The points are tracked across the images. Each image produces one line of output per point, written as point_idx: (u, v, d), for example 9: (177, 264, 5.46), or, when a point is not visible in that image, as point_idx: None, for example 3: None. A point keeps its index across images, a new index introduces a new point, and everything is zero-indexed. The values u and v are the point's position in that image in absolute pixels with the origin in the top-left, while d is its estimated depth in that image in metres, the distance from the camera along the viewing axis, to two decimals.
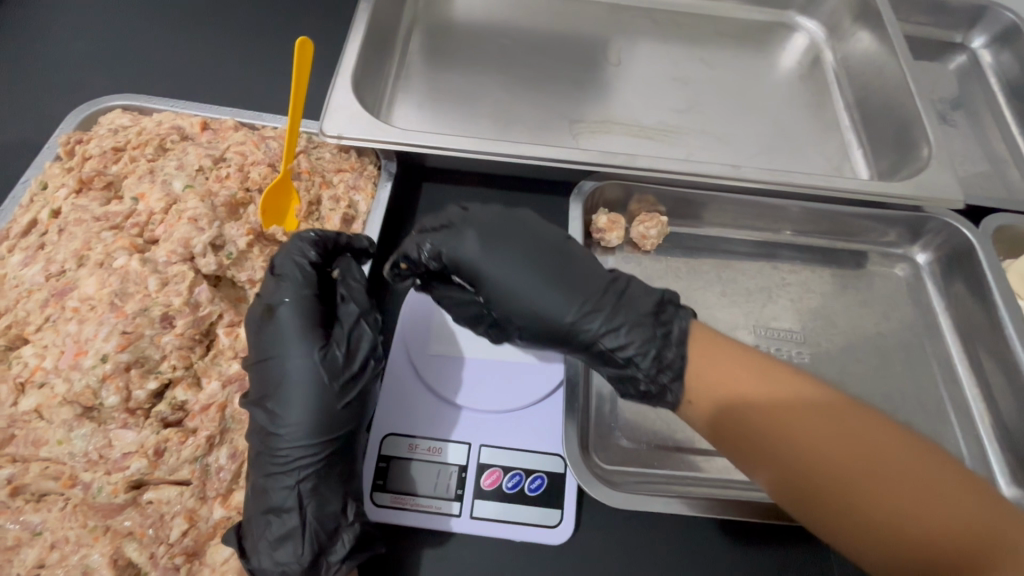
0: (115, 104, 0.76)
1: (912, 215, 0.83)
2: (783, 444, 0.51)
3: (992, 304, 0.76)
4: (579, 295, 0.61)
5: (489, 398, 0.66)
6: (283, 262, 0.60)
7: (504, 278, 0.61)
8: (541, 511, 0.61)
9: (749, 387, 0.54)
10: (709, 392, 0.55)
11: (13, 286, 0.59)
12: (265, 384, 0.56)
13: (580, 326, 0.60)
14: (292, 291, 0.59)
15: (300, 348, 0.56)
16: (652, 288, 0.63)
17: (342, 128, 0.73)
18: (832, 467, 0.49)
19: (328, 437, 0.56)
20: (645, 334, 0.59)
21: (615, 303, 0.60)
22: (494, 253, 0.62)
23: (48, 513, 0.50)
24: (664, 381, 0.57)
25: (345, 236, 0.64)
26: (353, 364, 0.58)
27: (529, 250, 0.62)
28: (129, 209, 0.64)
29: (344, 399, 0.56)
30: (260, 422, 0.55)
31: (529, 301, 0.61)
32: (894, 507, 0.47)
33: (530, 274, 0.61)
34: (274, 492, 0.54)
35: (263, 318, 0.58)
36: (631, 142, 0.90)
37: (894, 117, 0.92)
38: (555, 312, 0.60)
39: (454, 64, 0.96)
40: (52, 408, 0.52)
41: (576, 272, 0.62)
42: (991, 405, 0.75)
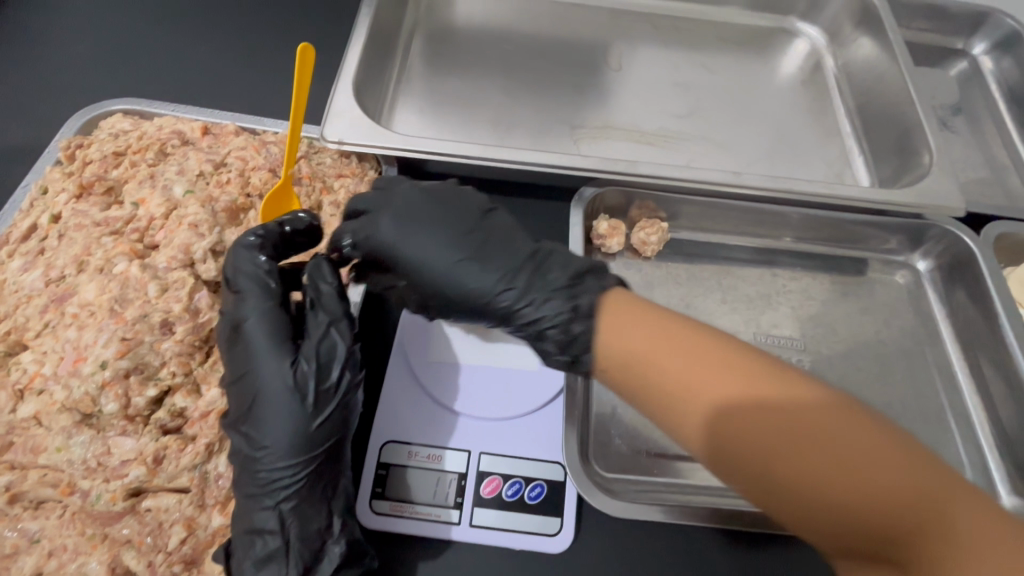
0: (116, 108, 0.76)
1: (913, 223, 0.82)
2: (741, 434, 0.46)
3: (993, 312, 0.76)
4: (493, 269, 0.60)
5: (489, 406, 0.66)
6: (237, 276, 0.56)
7: (420, 254, 0.60)
8: (541, 519, 0.61)
9: (697, 381, 0.48)
10: (643, 382, 0.51)
11: (13, 292, 0.59)
12: (237, 405, 0.54)
13: (495, 300, 0.60)
14: (254, 307, 0.56)
15: (268, 365, 0.54)
16: (571, 259, 0.61)
17: (342, 133, 0.72)
18: (802, 469, 0.44)
19: (305, 456, 0.54)
20: (558, 305, 0.58)
21: (528, 275, 0.60)
22: (409, 230, 0.61)
23: (46, 520, 0.50)
24: (578, 351, 0.56)
25: (283, 222, 0.60)
26: (325, 378, 0.55)
27: (444, 225, 0.61)
28: (129, 214, 0.64)
29: (320, 416, 0.54)
30: (236, 442, 0.54)
31: (445, 276, 0.60)
32: (873, 506, 0.42)
33: (444, 249, 0.60)
34: (253, 515, 0.53)
35: (231, 336, 0.56)
36: (631, 148, 0.90)
37: (895, 124, 0.92)
38: (471, 287, 0.60)
39: (455, 69, 0.96)
40: (52, 414, 0.52)
41: (491, 246, 0.62)
42: (992, 414, 0.75)
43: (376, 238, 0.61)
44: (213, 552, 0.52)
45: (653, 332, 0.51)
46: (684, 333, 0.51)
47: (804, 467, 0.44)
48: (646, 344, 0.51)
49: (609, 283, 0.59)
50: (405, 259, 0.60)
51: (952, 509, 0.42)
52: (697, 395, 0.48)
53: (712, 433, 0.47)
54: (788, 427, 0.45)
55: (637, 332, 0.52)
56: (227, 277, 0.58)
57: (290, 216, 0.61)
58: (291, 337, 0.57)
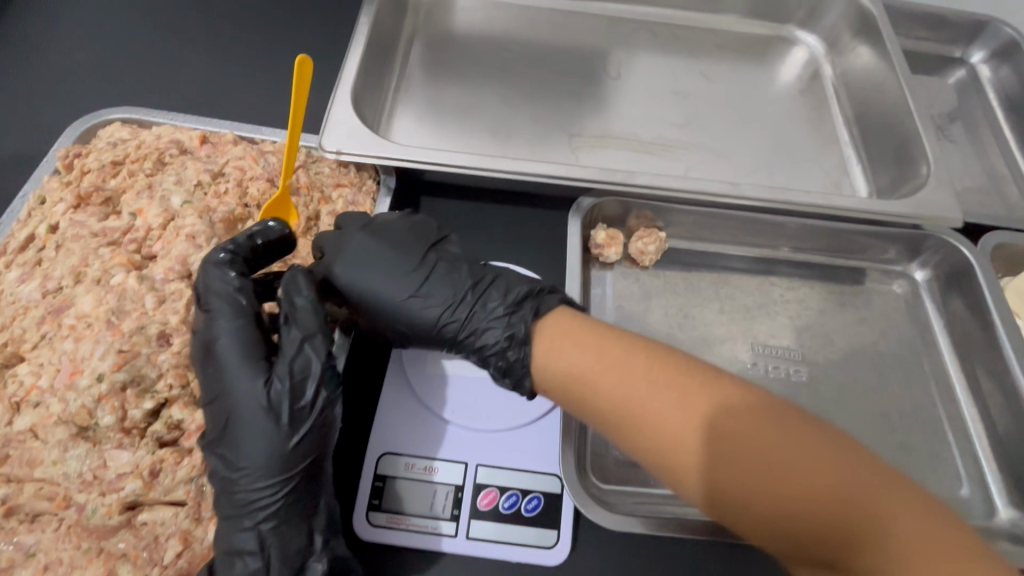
0: (115, 117, 0.76)
1: (911, 233, 0.83)
2: (692, 449, 0.51)
3: (991, 324, 0.76)
4: (441, 299, 0.65)
5: (486, 417, 0.66)
6: (208, 296, 0.56)
7: (372, 285, 0.64)
8: (538, 531, 0.61)
9: (645, 402, 0.54)
10: (592, 404, 0.57)
11: (10, 303, 0.59)
12: (213, 427, 0.54)
13: (444, 328, 0.64)
14: (226, 326, 0.55)
15: (241, 385, 0.54)
16: (511, 284, 0.66)
17: (341, 143, 0.72)
18: (748, 478, 0.49)
19: (283, 476, 0.54)
20: (500, 331, 0.63)
21: (472, 304, 0.65)
22: (359, 263, 0.64)
23: (42, 534, 0.50)
24: (517, 374, 0.61)
25: (253, 233, 0.60)
26: (299, 397, 0.54)
27: (394, 257, 0.65)
28: (127, 225, 0.64)
29: (296, 436, 0.54)
30: (213, 463, 0.53)
31: (396, 306, 0.64)
32: (814, 507, 0.47)
33: (396, 280, 0.65)
34: (232, 536, 0.52)
35: (203, 356, 0.55)
36: (629, 157, 0.90)
37: (894, 133, 0.92)
38: (420, 317, 0.64)
39: (453, 77, 0.96)
40: (48, 427, 0.52)
41: (438, 277, 0.66)
42: (989, 426, 0.75)
43: (332, 272, 0.64)
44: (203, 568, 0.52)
45: (589, 358, 0.57)
46: (628, 356, 0.57)
47: (750, 476, 0.49)
48: (584, 369, 0.57)
49: (547, 306, 0.63)
50: (359, 290, 0.64)
51: (884, 505, 0.46)
52: (647, 415, 0.53)
53: (666, 451, 0.52)
54: (732, 440, 0.50)
55: (575, 358, 0.58)
56: (198, 296, 0.57)
57: (260, 226, 0.60)
58: (265, 354, 0.56)
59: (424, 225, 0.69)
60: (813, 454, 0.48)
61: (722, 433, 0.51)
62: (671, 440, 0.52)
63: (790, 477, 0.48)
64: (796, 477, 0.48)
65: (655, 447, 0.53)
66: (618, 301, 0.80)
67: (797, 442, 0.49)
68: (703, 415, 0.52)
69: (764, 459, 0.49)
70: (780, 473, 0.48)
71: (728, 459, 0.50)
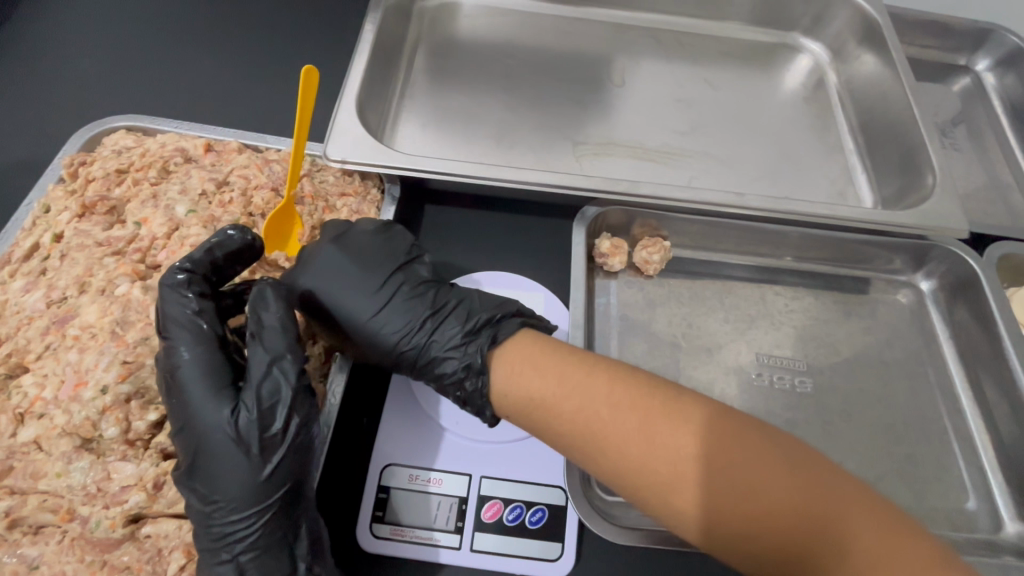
0: (120, 124, 0.76)
1: (916, 244, 0.82)
2: (655, 470, 0.51)
3: (996, 335, 0.76)
4: (400, 324, 0.65)
5: (490, 429, 0.66)
6: (167, 323, 0.54)
7: (336, 305, 0.65)
8: (543, 544, 0.61)
9: (616, 429, 0.53)
10: (557, 430, 0.57)
11: (15, 313, 0.59)
12: (181, 459, 0.53)
13: (403, 352, 0.64)
14: (189, 354, 0.54)
15: (208, 417, 0.53)
16: (471, 311, 0.66)
17: (346, 152, 0.72)
18: (726, 504, 0.49)
19: (259, 507, 0.53)
20: (459, 357, 0.63)
21: (434, 327, 0.65)
22: (325, 281, 0.65)
23: (45, 546, 0.50)
24: (478, 401, 0.61)
25: (211, 247, 0.57)
26: (268, 425, 0.54)
27: (358, 279, 0.66)
28: (131, 234, 0.64)
29: (269, 465, 0.53)
30: (185, 496, 0.52)
31: (358, 327, 0.64)
32: (791, 523, 0.47)
33: (359, 301, 0.65)
34: (210, 568, 0.52)
35: (169, 386, 0.53)
36: (633, 165, 0.90)
37: (899, 142, 0.91)
38: (381, 340, 0.64)
39: (457, 84, 0.96)
40: (52, 439, 0.52)
41: (401, 301, 0.67)
42: (996, 437, 0.75)
43: (297, 287, 0.64)
44: None
45: (550, 382, 0.57)
46: (592, 379, 0.57)
47: (728, 503, 0.49)
48: (546, 393, 0.57)
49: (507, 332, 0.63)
50: (324, 309, 0.64)
51: (854, 514, 0.47)
52: (617, 442, 0.53)
53: (632, 472, 0.52)
54: (703, 464, 0.50)
55: (536, 381, 0.58)
56: (158, 323, 0.55)
57: (220, 237, 0.58)
58: (230, 381, 0.55)
59: (396, 243, 0.69)
60: (784, 469, 0.49)
61: (693, 458, 0.51)
62: (644, 468, 0.51)
63: (766, 498, 0.48)
64: (769, 496, 0.48)
65: (632, 478, 0.52)
66: (622, 309, 0.80)
67: (768, 458, 0.50)
68: (675, 442, 0.51)
69: (740, 481, 0.49)
70: (753, 493, 0.48)
71: (702, 485, 0.50)
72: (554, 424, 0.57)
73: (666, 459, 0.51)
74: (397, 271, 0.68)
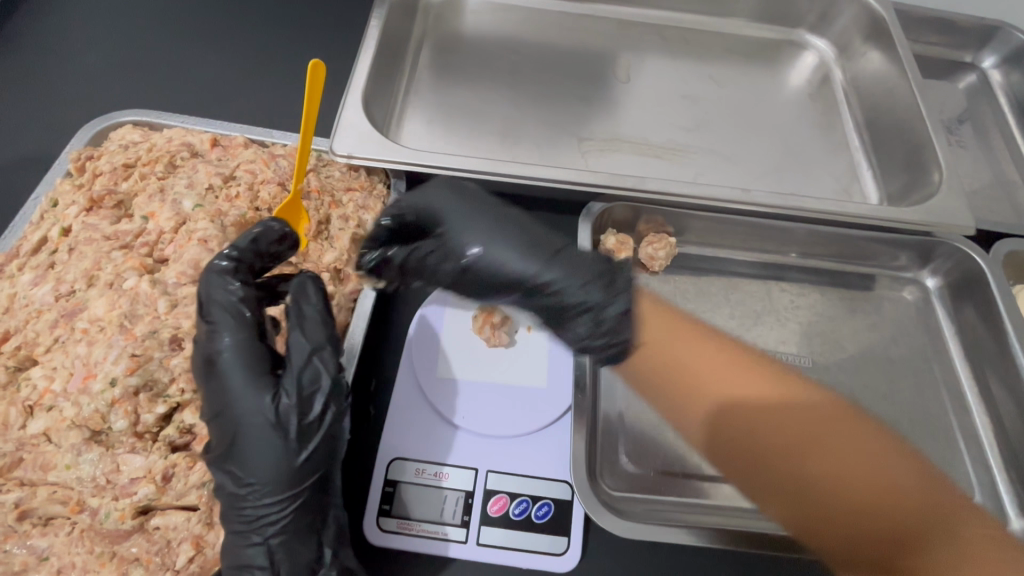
0: (126, 119, 0.76)
1: (922, 240, 0.82)
2: (741, 432, 0.59)
3: (1002, 333, 0.75)
4: (527, 249, 0.64)
5: (496, 423, 0.66)
6: (209, 306, 0.55)
7: (459, 220, 0.66)
8: (548, 538, 0.61)
9: (722, 386, 0.60)
10: (677, 384, 0.61)
11: (23, 306, 0.59)
12: (216, 442, 0.53)
13: (523, 263, 0.63)
14: (230, 340, 0.54)
15: (247, 402, 0.53)
16: (597, 255, 0.65)
17: (351, 147, 0.72)
18: (787, 459, 0.58)
19: (291, 492, 0.53)
20: (592, 272, 0.62)
21: (557, 248, 0.64)
22: (449, 205, 0.67)
23: (55, 538, 0.51)
24: (616, 311, 0.61)
25: (252, 237, 0.58)
26: (307, 411, 0.54)
27: (481, 202, 0.68)
28: (139, 228, 0.64)
29: (305, 451, 0.53)
30: (220, 478, 0.53)
31: (478, 238, 0.65)
32: (841, 493, 0.56)
33: (482, 218, 0.66)
34: (241, 551, 0.52)
35: (206, 370, 0.54)
36: (638, 161, 0.90)
37: (905, 139, 0.91)
38: (501, 249, 0.64)
39: (463, 80, 0.96)
40: (61, 431, 0.52)
41: (522, 222, 0.66)
42: (1001, 434, 0.75)
43: (427, 204, 0.68)
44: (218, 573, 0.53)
45: (679, 334, 0.63)
46: (713, 345, 0.62)
47: (789, 457, 0.58)
48: (675, 338, 0.63)
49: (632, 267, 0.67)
50: (448, 222, 0.67)
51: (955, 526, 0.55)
52: (716, 399, 0.60)
53: (718, 427, 0.60)
54: (784, 425, 0.59)
55: (666, 327, 0.64)
56: (199, 307, 0.56)
57: (262, 227, 0.59)
58: (270, 369, 0.55)
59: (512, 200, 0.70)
60: (842, 447, 0.59)
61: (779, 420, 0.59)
62: (730, 418, 0.60)
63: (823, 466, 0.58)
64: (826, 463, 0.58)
65: (715, 427, 0.60)
66: None
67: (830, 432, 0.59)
68: (782, 415, 0.59)
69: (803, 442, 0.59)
70: (811, 460, 0.58)
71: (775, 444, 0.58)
72: (674, 367, 0.61)
73: (752, 416, 0.59)
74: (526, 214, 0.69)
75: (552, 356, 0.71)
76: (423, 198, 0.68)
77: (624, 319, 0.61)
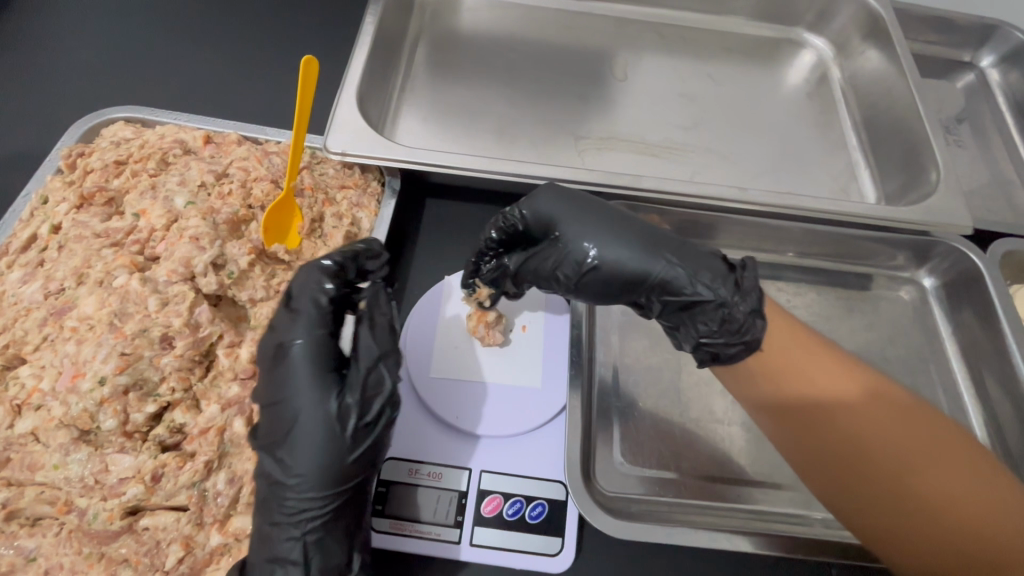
0: (118, 115, 0.75)
1: (918, 240, 0.81)
2: (814, 424, 0.56)
3: (999, 333, 0.75)
4: (652, 246, 0.62)
5: (491, 422, 0.66)
6: (299, 296, 0.58)
7: (576, 222, 0.64)
8: (542, 539, 0.60)
9: (822, 379, 0.57)
10: (778, 378, 0.58)
11: (12, 304, 0.58)
12: (274, 429, 0.55)
13: (653, 261, 0.61)
14: (305, 333, 0.56)
15: (311, 396, 0.54)
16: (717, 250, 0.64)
17: (346, 144, 0.72)
18: (884, 458, 0.53)
19: (337, 488, 0.54)
20: (717, 270, 0.61)
21: (682, 245, 0.63)
22: (561, 208, 0.65)
23: (42, 538, 0.51)
24: (749, 310, 0.58)
25: (354, 250, 0.62)
26: (366, 413, 0.55)
27: (594, 204, 0.66)
28: (129, 225, 0.63)
29: (356, 451, 0.54)
30: (270, 465, 0.54)
31: (599, 239, 0.63)
32: (938, 513, 0.50)
33: (600, 219, 0.65)
34: (277, 543, 0.53)
35: (275, 358, 0.56)
36: (636, 160, 0.90)
37: (903, 138, 0.91)
38: (628, 248, 0.63)
39: (459, 77, 0.95)
40: (49, 431, 0.52)
41: (642, 223, 0.65)
42: (998, 434, 0.74)
43: (539, 209, 0.66)
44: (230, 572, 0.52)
45: (791, 334, 0.59)
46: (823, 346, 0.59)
47: (879, 454, 0.53)
48: (791, 338, 0.59)
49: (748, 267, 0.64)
50: (565, 224, 0.65)
51: None
52: (809, 391, 0.57)
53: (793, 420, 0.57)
54: (884, 426, 0.54)
55: (781, 325, 0.60)
56: (290, 296, 0.59)
57: (364, 245, 0.64)
58: (335, 367, 0.56)
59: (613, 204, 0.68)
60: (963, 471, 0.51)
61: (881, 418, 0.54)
62: (826, 406, 0.56)
63: (927, 479, 0.51)
64: (932, 479, 0.51)
65: (796, 412, 0.57)
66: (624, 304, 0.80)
67: (947, 453, 0.52)
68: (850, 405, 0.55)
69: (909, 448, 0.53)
70: (896, 465, 0.53)
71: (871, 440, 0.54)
72: (781, 360, 0.58)
73: (847, 406, 0.55)
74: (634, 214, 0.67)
75: (547, 356, 0.71)
76: (535, 199, 0.66)
77: (755, 318, 0.58)
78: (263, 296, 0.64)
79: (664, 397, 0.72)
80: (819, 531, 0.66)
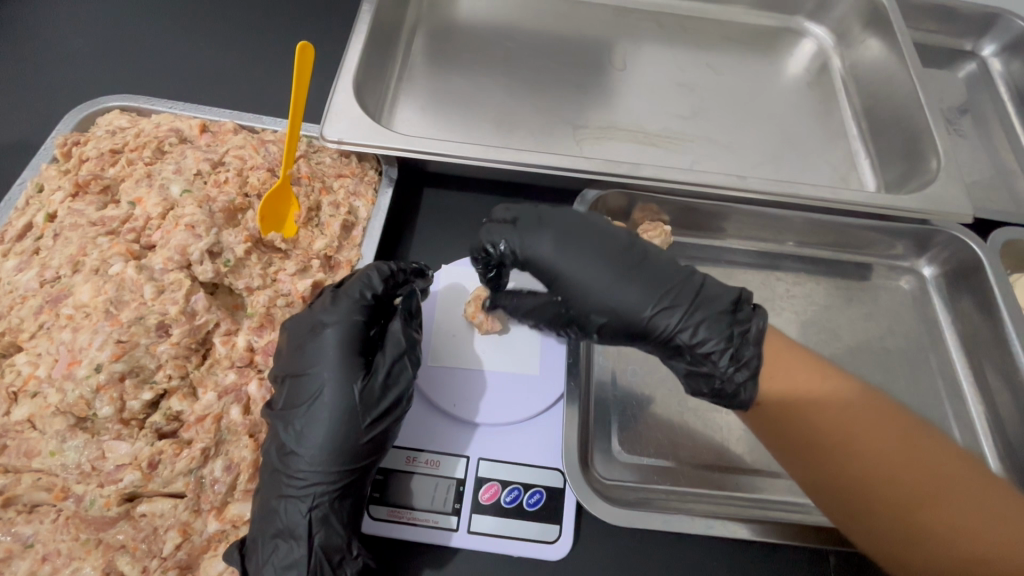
0: (113, 104, 0.75)
1: (918, 228, 0.81)
2: (811, 431, 0.54)
3: (998, 321, 0.74)
4: (657, 292, 0.57)
5: (489, 410, 0.65)
6: (349, 283, 0.61)
7: (580, 272, 0.58)
8: (540, 526, 0.60)
9: (846, 416, 0.54)
10: (806, 428, 0.54)
11: (7, 291, 0.58)
12: (295, 399, 0.56)
13: (655, 323, 0.57)
14: (341, 316, 0.58)
15: (337, 375, 0.56)
16: (725, 285, 0.59)
17: (342, 132, 0.71)
18: (875, 463, 0.52)
19: (347, 467, 0.55)
20: (721, 334, 0.55)
21: (693, 295, 0.57)
22: (561, 247, 0.59)
23: (40, 525, 0.51)
24: (739, 382, 0.54)
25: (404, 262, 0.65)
26: (386, 398, 0.56)
27: (600, 246, 0.60)
28: (125, 214, 0.62)
29: (370, 432, 0.55)
30: (285, 436, 0.55)
31: (604, 295, 0.58)
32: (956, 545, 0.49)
33: (604, 269, 0.58)
34: (286, 516, 0.53)
35: (308, 333, 0.58)
36: (634, 149, 0.89)
37: (904, 126, 0.90)
38: (631, 307, 0.57)
39: (457, 67, 0.94)
40: (46, 417, 0.52)
41: (649, 268, 0.59)
42: (997, 422, 0.73)
43: (535, 252, 0.60)
44: (228, 555, 0.52)
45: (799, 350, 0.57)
46: (848, 386, 0.56)
47: (867, 455, 0.52)
48: (818, 392, 0.55)
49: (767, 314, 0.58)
50: (566, 277, 0.59)
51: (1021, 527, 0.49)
52: (826, 425, 0.54)
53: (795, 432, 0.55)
54: (897, 461, 0.52)
55: (800, 377, 0.55)
56: (341, 283, 0.62)
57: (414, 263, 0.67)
58: (363, 353, 0.58)
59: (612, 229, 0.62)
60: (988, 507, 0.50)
61: (899, 453, 0.52)
62: (840, 442, 0.53)
63: (943, 512, 0.50)
64: (945, 511, 0.50)
65: (791, 423, 0.55)
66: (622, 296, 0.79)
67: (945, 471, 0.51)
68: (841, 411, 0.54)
69: (922, 481, 0.51)
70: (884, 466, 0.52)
71: (875, 464, 0.52)
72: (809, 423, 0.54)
73: (860, 439, 0.53)
74: (632, 241, 0.61)
75: (544, 344, 0.71)
76: (534, 242, 0.60)
77: (755, 379, 0.54)
78: (260, 284, 0.64)
79: (666, 386, 0.72)
80: (816, 519, 0.66)
